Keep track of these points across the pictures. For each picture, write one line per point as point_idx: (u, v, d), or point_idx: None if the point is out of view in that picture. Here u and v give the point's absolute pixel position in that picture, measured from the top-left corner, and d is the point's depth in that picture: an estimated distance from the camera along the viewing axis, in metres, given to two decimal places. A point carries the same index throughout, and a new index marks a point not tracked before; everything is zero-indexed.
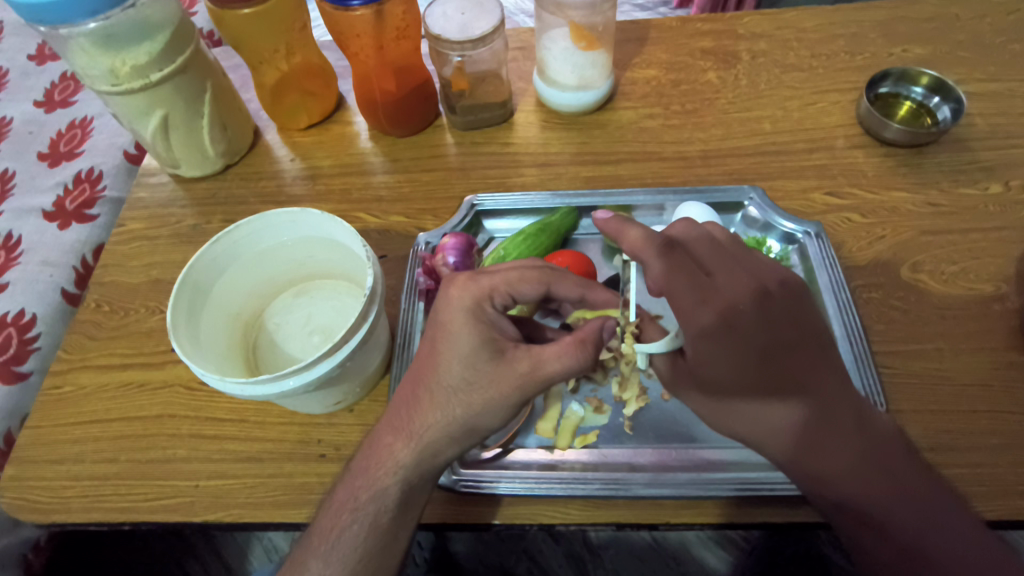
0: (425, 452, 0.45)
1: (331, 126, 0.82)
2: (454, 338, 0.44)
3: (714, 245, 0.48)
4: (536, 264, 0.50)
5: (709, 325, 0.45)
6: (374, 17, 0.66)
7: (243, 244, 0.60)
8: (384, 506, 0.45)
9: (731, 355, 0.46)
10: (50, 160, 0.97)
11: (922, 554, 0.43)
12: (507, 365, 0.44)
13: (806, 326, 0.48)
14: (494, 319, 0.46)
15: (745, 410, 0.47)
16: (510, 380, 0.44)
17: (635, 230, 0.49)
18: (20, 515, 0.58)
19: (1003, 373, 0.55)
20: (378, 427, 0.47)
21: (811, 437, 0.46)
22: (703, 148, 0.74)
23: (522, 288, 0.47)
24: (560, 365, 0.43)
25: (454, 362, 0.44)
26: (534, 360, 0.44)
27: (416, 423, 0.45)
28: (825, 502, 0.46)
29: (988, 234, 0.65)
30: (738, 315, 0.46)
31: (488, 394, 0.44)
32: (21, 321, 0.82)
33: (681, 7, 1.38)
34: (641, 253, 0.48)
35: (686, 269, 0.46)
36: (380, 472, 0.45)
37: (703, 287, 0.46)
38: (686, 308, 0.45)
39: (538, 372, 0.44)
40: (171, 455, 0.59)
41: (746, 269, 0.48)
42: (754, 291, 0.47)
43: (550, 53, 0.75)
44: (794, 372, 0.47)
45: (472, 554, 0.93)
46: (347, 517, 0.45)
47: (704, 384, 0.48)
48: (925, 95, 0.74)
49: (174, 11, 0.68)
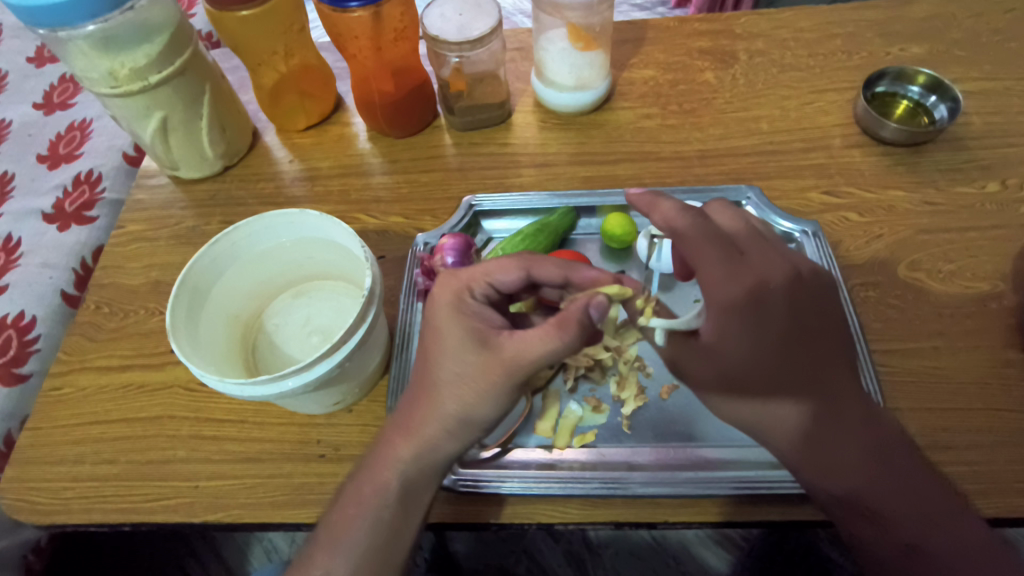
0: (425, 446, 0.45)
1: (330, 127, 0.83)
2: (440, 331, 0.46)
3: (750, 228, 0.47)
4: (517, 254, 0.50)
5: (736, 303, 0.44)
6: (372, 19, 0.66)
7: (242, 246, 0.60)
8: (386, 503, 0.45)
9: (754, 337, 0.45)
10: (49, 162, 0.97)
11: (921, 551, 0.43)
12: (490, 353, 0.44)
13: (828, 316, 0.48)
14: (476, 310, 0.46)
15: (757, 397, 0.47)
16: (494, 368, 0.43)
17: (668, 202, 0.46)
18: (20, 517, 0.58)
19: (1000, 371, 0.56)
20: (384, 428, 0.48)
21: (821, 429, 0.46)
22: (701, 147, 0.74)
23: (499, 276, 0.47)
24: (541, 347, 0.42)
25: (442, 355, 0.45)
26: (517, 346, 0.43)
27: (413, 419, 0.46)
28: (827, 499, 0.46)
29: (985, 233, 0.65)
30: (769, 297, 0.45)
31: (476, 383, 0.44)
32: (21, 323, 0.82)
33: (679, 7, 1.38)
34: (677, 225, 0.45)
35: (721, 248, 0.45)
36: (383, 469, 0.46)
37: (735, 265, 0.45)
38: (712, 283, 0.45)
39: (521, 355, 0.43)
40: (171, 456, 0.59)
41: (781, 252, 0.47)
42: (788, 275, 0.46)
43: (548, 54, 0.75)
44: (811, 362, 0.47)
45: (472, 554, 0.93)
46: (351, 512, 0.46)
47: (721, 370, 0.48)
48: (921, 94, 0.75)
49: (174, 14, 0.69)
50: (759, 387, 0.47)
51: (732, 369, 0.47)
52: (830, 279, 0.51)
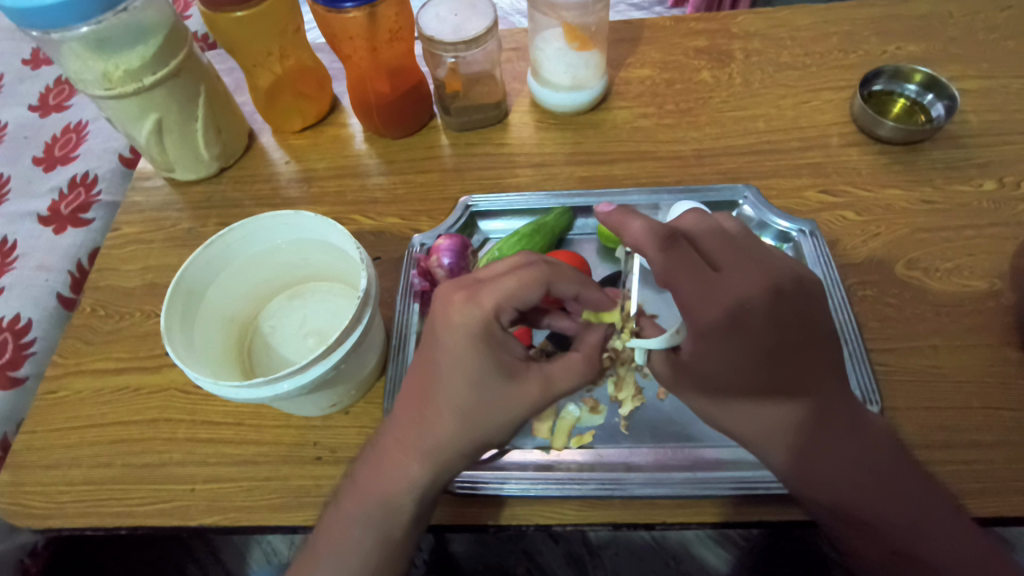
0: (442, 468, 0.45)
1: (326, 128, 0.82)
2: (462, 361, 0.43)
3: (725, 238, 0.47)
4: (537, 266, 0.46)
5: (713, 324, 0.45)
6: (367, 19, 0.66)
7: (237, 247, 0.60)
8: (398, 522, 0.45)
9: (734, 353, 0.46)
10: (44, 164, 0.97)
11: (913, 556, 0.43)
12: (522, 385, 0.44)
13: (816, 325, 0.47)
14: (501, 338, 0.44)
15: (741, 407, 0.48)
16: (524, 399, 0.45)
17: (637, 222, 0.45)
18: (15, 521, 0.58)
19: (998, 370, 0.56)
20: (383, 442, 0.46)
21: (807, 437, 0.47)
22: (697, 147, 0.74)
23: (524, 298, 0.45)
24: (569, 381, 0.47)
25: (464, 385, 0.43)
26: (545, 378, 0.46)
27: (425, 440, 0.44)
28: (817, 508, 0.46)
29: (983, 231, 0.65)
30: (747, 314, 0.44)
31: (504, 413, 0.44)
32: (16, 326, 0.82)
33: (676, 7, 1.37)
34: (644, 248, 0.45)
35: (694, 268, 0.45)
36: (395, 489, 0.45)
37: (708, 283, 0.45)
38: (687, 307, 0.45)
39: (554, 388, 0.45)
40: (166, 460, 0.59)
41: (759, 263, 0.46)
42: (767, 288, 0.45)
43: (544, 53, 0.75)
44: (796, 373, 0.47)
45: (471, 555, 0.92)
46: (357, 530, 0.44)
47: (703, 383, 0.49)
48: (918, 92, 0.75)
49: (168, 15, 0.68)
50: (742, 397, 0.48)
51: (715, 382, 0.48)
52: (821, 284, 0.49)
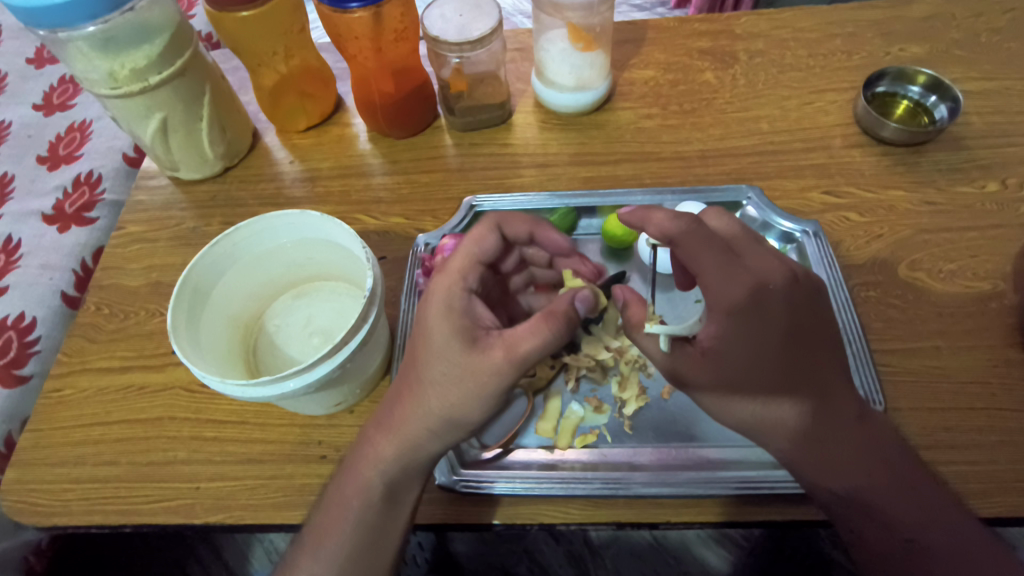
0: (409, 448, 0.46)
1: (330, 128, 0.83)
2: (429, 330, 0.45)
3: (746, 232, 0.47)
4: (489, 225, 0.51)
5: (736, 305, 0.43)
6: (372, 19, 0.66)
7: (243, 247, 0.60)
8: (370, 504, 0.46)
9: (754, 338, 0.44)
10: (49, 163, 0.97)
11: (919, 547, 0.44)
12: (484, 354, 0.43)
13: (825, 320, 0.47)
14: (464, 303, 0.46)
15: (753, 399, 0.46)
16: (485, 369, 0.43)
17: (660, 212, 0.45)
18: (20, 519, 0.58)
19: (1002, 371, 0.56)
20: (367, 428, 0.49)
21: (817, 432, 0.46)
22: (701, 148, 0.74)
23: (478, 249, 0.48)
24: (533, 341, 0.42)
25: (430, 357, 0.45)
26: (508, 343, 0.43)
27: (397, 420, 0.46)
28: (829, 500, 0.46)
29: (985, 233, 0.65)
30: (768, 295, 0.44)
31: (467, 383, 0.43)
32: (21, 324, 0.82)
33: (678, 7, 1.38)
34: (672, 233, 0.44)
35: (719, 253, 0.44)
36: (366, 468, 0.47)
37: (732, 265, 0.44)
38: (710, 286, 0.44)
39: (513, 352, 0.42)
40: (171, 458, 0.59)
41: (777, 252, 0.47)
42: (786, 274, 0.45)
43: (548, 54, 0.75)
44: (813, 365, 0.46)
45: (473, 554, 0.93)
46: (337, 513, 0.47)
47: (720, 376, 0.46)
48: (921, 94, 0.75)
49: (174, 14, 0.69)
50: (760, 387, 0.46)
51: (735, 370, 0.45)
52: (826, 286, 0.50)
